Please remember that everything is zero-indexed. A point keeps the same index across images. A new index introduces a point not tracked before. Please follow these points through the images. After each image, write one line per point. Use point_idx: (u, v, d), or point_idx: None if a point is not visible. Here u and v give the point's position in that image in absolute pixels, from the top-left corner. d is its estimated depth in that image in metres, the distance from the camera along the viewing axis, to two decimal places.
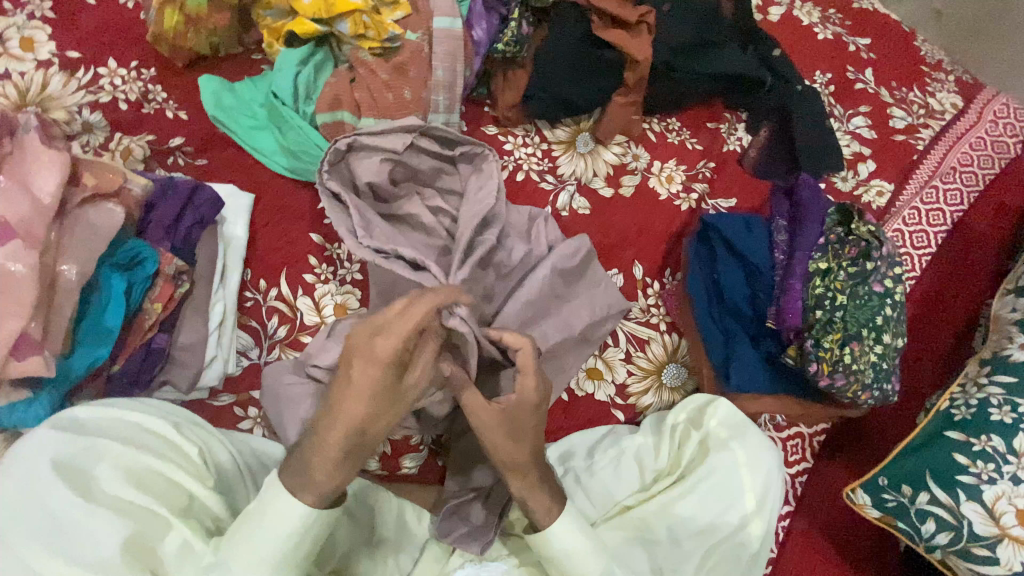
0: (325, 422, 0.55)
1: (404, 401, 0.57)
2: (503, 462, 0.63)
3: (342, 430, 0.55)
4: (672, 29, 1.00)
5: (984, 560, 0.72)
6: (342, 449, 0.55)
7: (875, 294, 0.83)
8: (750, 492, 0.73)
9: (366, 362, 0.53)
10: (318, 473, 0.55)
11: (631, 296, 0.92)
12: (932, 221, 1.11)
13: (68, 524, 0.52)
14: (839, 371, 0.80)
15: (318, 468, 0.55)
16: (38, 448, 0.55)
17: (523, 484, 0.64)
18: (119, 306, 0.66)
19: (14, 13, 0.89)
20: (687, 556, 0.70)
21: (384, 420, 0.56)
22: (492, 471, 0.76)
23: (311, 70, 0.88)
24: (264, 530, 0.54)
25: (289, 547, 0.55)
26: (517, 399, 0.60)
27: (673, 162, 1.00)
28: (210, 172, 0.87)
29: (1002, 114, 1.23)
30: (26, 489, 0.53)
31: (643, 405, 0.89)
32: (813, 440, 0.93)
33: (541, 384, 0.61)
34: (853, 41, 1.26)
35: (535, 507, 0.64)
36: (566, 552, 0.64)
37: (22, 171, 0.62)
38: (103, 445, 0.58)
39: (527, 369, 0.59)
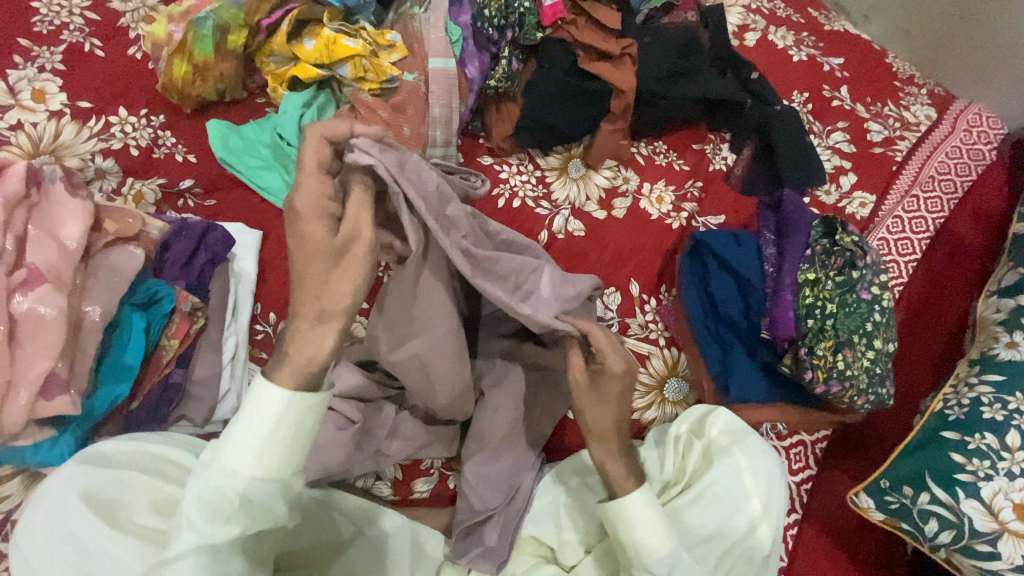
0: (299, 299, 0.54)
1: (353, 254, 0.54)
2: (587, 425, 0.69)
3: (327, 323, 0.54)
4: (654, 58, 1.06)
5: (987, 556, 0.73)
6: (311, 311, 0.54)
7: (863, 301, 0.86)
8: (756, 498, 0.75)
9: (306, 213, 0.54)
10: (297, 354, 0.53)
11: (629, 313, 0.95)
12: (916, 229, 1.15)
13: (93, 550, 0.53)
14: (834, 377, 0.83)
15: (295, 343, 0.53)
16: (64, 481, 0.57)
17: (601, 450, 0.69)
18: (139, 344, 0.69)
19: (27, 67, 0.93)
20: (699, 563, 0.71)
21: (343, 280, 0.54)
22: (502, 490, 0.78)
23: (314, 112, 0.94)
24: (245, 416, 0.51)
25: (273, 432, 0.51)
26: (603, 372, 0.68)
27: (662, 183, 1.05)
28: (219, 212, 0.92)
29: (976, 123, 1.28)
30: (53, 521, 0.54)
31: (648, 420, 0.92)
32: (816, 447, 0.95)
33: (625, 362, 0.68)
34: (827, 61, 1.33)
35: (613, 475, 0.69)
36: (644, 532, 0.65)
37: (48, 219, 0.65)
38: (128, 478, 0.59)
39: (607, 347, 0.67)
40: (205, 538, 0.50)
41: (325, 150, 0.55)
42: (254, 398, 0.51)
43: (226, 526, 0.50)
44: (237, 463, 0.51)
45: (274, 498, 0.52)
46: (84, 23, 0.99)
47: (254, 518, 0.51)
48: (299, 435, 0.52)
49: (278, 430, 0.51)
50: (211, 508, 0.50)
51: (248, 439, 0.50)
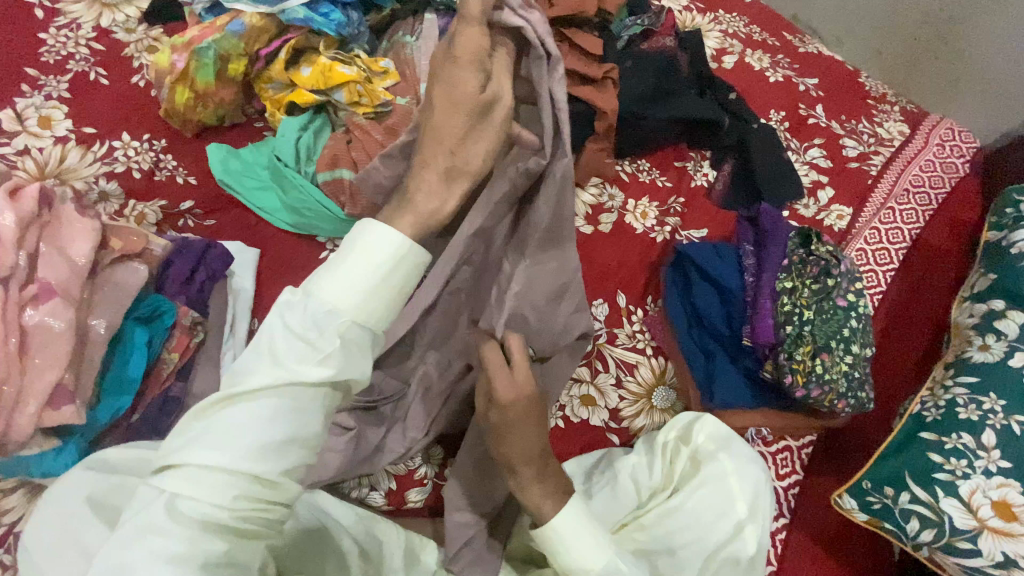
0: (432, 146, 0.63)
1: (487, 128, 0.63)
2: (508, 453, 0.66)
3: (455, 172, 0.64)
4: (636, 81, 1.12)
5: (967, 553, 0.75)
6: (439, 166, 0.63)
7: (839, 308, 0.90)
8: (741, 500, 0.77)
9: (444, 91, 0.63)
10: (421, 202, 0.62)
11: (616, 324, 0.98)
12: (893, 239, 1.20)
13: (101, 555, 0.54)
14: (813, 381, 0.85)
15: (421, 194, 0.63)
16: (73, 488, 0.59)
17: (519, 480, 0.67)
18: (142, 357, 0.72)
19: (33, 95, 0.98)
20: (685, 564, 0.74)
21: (472, 143, 0.63)
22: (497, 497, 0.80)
23: (310, 134, 0.98)
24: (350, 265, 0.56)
25: (380, 278, 0.56)
26: (520, 392, 0.66)
27: (646, 199, 1.09)
28: (218, 232, 0.95)
29: (947, 137, 1.34)
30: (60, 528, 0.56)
31: (637, 428, 0.94)
32: (802, 452, 0.97)
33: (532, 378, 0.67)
34: (802, 81, 1.39)
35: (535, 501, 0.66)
36: (574, 553, 0.65)
37: (58, 237, 0.68)
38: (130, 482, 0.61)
39: (516, 364, 0.67)
40: (295, 372, 0.51)
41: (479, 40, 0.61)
42: (372, 239, 0.57)
43: (320, 364, 0.52)
44: (340, 296, 0.55)
45: (364, 341, 0.56)
46: (89, 53, 1.04)
47: (348, 362, 0.54)
48: (404, 284, 0.58)
49: (384, 277, 0.57)
50: (311, 336, 0.53)
51: (359, 277, 0.55)
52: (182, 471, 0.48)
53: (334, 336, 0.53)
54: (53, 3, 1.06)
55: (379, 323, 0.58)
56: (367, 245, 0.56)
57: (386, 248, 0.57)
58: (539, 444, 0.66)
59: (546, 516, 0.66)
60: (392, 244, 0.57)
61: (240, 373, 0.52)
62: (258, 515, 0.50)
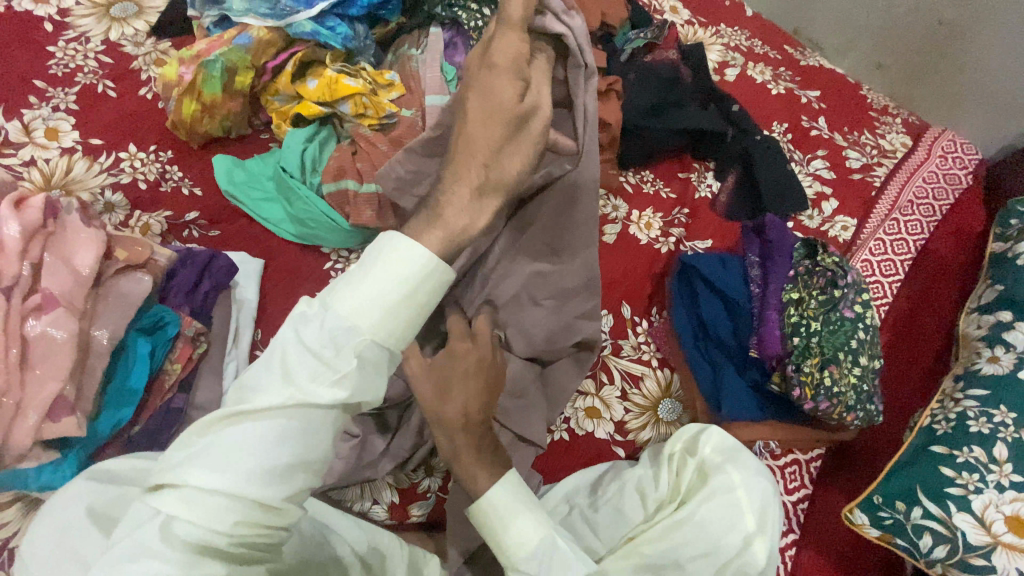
0: (469, 158, 0.67)
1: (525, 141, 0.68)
2: (434, 420, 0.65)
3: (492, 186, 0.67)
4: (639, 94, 1.12)
5: (982, 570, 0.73)
6: (477, 179, 0.67)
7: (847, 320, 0.89)
8: (750, 513, 0.75)
9: (481, 98, 0.68)
10: (452, 217, 0.65)
11: (621, 335, 0.98)
12: (898, 250, 1.19)
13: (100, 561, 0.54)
14: (822, 394, 0.84)
15: (451, 209, 0.65)
16: (71, 500, 0.58)
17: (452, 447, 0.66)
18: (144, 368, 0.71)
19: (41, 107, 0.99)
20: None
21: (512, 155, 0.68)
22: None
23: (316, 146, 0.98)
24: (373, 281, 0.56)
25: (404, 295, 0.57)
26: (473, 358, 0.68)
27: (650, 210, 1.09)
28: (222, 242, 0.95)
29: (951, 149, 1.34)
30: (57, 540, 0.55)
31: (643, 440, 0.93)
32: (810, 466, 0.96)
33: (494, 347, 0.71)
34: (804, 94, 1.40)
35: (464, 474, 0.66)
36: (511, 530, 0.63)
37: (63, 246, 0.68)
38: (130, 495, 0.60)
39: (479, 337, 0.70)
40: (304, 394, 0.52)
41: (514, 45, 0.69)
42: (400, 253, 0.58)
43: (330, 386, 0.53)
44: (359, 313, 0.55)
45: (381, 360, 0.57)
46: (97, 66, 1.05)
47: (360, 384, 0.55)
48: (427, 306, 0.59)
49: (409, 295, 0.57)
50: (326, 355, 0.54)
51: (383, 293, 0.56)
52: (180, 492, 0.49)
53: (349, 356, 0.54)
54: (62, 16, 1.08)
55: (398, 346, 0.58)
56: (392, 263, 0.57)
57: (415, 267, 0.58)
58: (482, 409, 0.67)
59: (480, 488, 0.65)
60: (414, 264, 0.58)
61: (251, 393, 0.53)
62: (257, 537, 0.52)
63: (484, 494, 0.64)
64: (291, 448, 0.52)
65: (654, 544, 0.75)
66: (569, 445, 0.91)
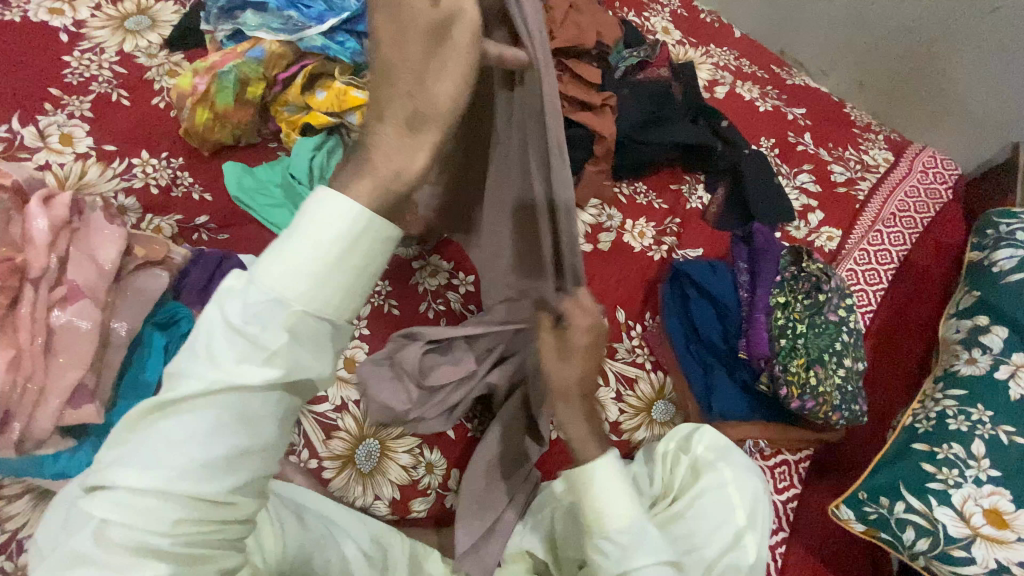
0: (386, 87, 0.49)
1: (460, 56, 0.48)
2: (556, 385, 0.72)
3: (426, 129, 0.49)
4: (633, 109, 1.18)
5: (961, 561, 0.76)
6: (401, 119, 0.49)
7: (831, 322, 0.93)
8: (741, 508, 0.78)
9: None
10: (381, 163, 0.49)
11: (616, 339, 1.01)
12: (881, 260, 1.24)
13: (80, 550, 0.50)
14: (808, 393, 0.88)
15: (379, 152, 0.49)
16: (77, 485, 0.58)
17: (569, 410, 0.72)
18: (158, 361, 0.74)
19: (56, 113, 1.02)
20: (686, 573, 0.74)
21: (444, 74, 0.48)
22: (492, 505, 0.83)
23: (324, 154, 1.02)
24: (292, 244, 0.45)
25: (336, 257, 0.46)
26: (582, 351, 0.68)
27: (643, 220, 1.14)
28: (230, 245, 0.98)
29: (931, 164, 1.40)
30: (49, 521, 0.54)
31: (637, 440, 0.96)
32: (798, 465, 0.99)
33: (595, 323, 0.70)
34: (790, 111, 1.46)
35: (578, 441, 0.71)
36: (604, 485, 0.69)
37: (87, 242, 0.71)
38: None
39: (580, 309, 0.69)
40: (233, 376, 0.43)
41: None
42: (325, 208, 0.46)
43: (262, 366, 0.44)
44: (286, 282, 0.45)
45: (321, 333, 0.47)
46: (111, 75, 1.08)
47: (301, 359, 0.45)
48: (365, 271, 0.48)
49: (337, 257, 0.46)
50: (253, 331, 0.44)
51: (305, 259, 0.45)
52: (112, 495, 0.42)
53: (279, 332, 0.44)
54: (78, 28, 1.11)
55: (346, 315, 0.48)
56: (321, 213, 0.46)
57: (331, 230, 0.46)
58: (575, 378, 0.70)
59: (585, 455, 0.73)
60: (348, 217, 0.46)
61: (176, 379, 0.45)
62: (210, 536, 0.44)
63: (591, 464, 0.72)
64: (229, 435, 0.43)
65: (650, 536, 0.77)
66: (565, 445, 0.95)
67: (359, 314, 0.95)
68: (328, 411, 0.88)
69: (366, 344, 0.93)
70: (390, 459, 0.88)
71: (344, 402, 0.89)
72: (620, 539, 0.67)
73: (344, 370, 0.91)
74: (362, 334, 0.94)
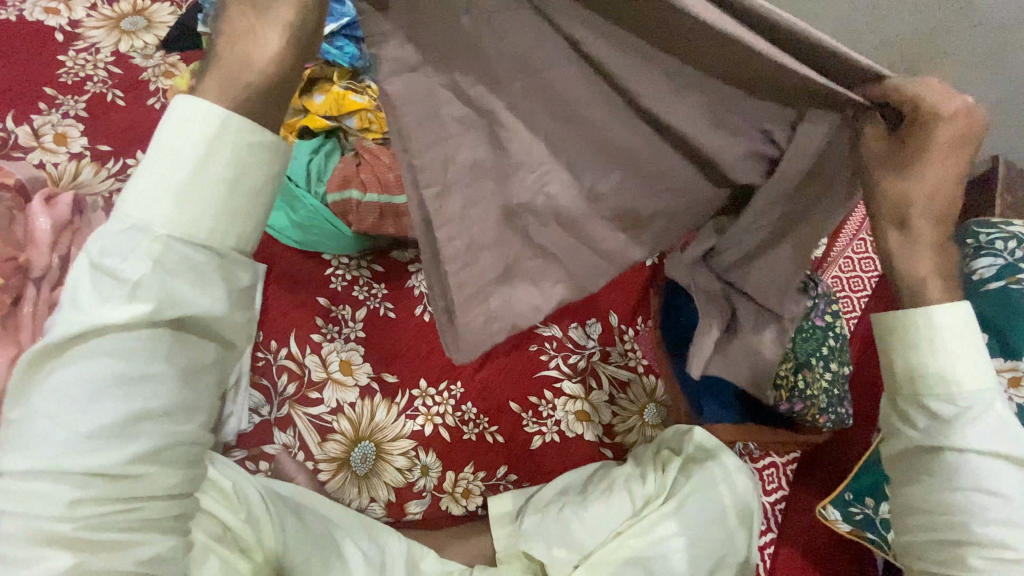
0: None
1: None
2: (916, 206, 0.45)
3: (247, 58, 0.38)
4: None
5: None
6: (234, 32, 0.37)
7: (819, 327, 0.94)
8: (732, 506, 0.81)
9: None
10: (217, 79, 0.38)
11: (609, 342, 1.03)
12: (865, 268, 1.28)
13: None
14: (796, 397, 0.90)
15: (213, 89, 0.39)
16: None
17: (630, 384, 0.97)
18: None
19: (51, 113, 1.02)
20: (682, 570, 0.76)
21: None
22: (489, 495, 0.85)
23: (322, 157, 1.00)
24: (160, 148, 0.38)
25: (194, 176, 0.39)
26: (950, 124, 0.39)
27: None
28: None
29: None
30: None
31: (630, 442, 0.97)
32: (786, 468, 1.02)
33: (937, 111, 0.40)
34: None
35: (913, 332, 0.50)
36: (989, 456, 0.49)
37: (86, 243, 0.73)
38: None
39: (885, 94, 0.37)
40: (96, 317, 0.37)
41: None
42: (176, 120, 0.38)
43: (123, 302, 0.37)
44: (148, 207, 0.38)
45: (193, 262, 0.39)
46: (107, 75, 1.08)
47: (170, 282, 0.38)
48: (236, 188, 0.40)
49: (196, 178, 0.39)
50: (111, 272, 0.37)
51: (163, 173, 0.38)
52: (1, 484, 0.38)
53: (139, 263, 0.37)
54: (73, 27, 1.11)
55: (231, 241, 0.41)
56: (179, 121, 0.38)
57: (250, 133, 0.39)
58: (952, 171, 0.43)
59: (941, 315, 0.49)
60: (220, 121, 0.38)
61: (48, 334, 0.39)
62: (117, 514, 0.39)
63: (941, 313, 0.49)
64: (118, 398, 0.38)
65: (642, 533, 0.79)
66: (558, 445, 0.95)
67: (355, 316, 0.95)
68: (323, 413, 0.88)
69: (361, 347, 0.94)
70: (386, 461, 0.88)
71: (338, 404, 0.89)
72: (960, 403, 0.50)
73: (338, 373, 0.91)
74: (358, 336, 0.94)
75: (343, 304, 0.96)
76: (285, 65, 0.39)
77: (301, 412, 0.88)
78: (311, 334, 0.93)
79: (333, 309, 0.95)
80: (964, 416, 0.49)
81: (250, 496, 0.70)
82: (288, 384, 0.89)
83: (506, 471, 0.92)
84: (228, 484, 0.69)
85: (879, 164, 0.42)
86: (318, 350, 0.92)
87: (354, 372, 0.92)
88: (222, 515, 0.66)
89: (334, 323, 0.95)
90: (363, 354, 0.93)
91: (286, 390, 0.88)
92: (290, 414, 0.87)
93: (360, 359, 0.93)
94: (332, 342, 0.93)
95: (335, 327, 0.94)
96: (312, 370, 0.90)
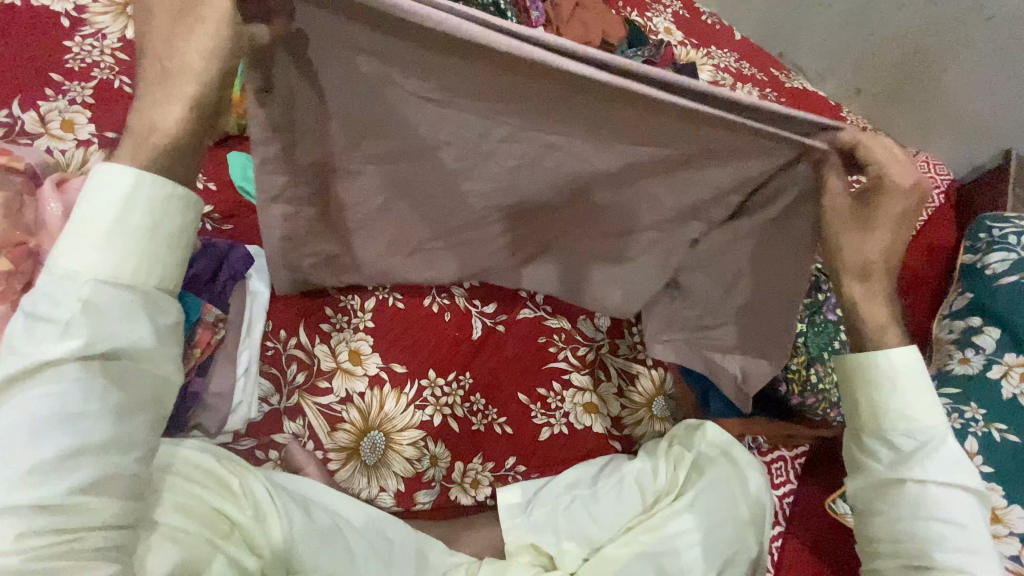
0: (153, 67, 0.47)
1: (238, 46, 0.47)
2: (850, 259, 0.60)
3: (169, 91, 0.47)
4: None
5: None
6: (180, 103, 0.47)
7: (830, 322, 0.93)
8: (744, 502, 0.81)
9: None
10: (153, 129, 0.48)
11: (618, 335, 1.02)
12: None
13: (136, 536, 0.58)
14: (808, 391, 0.89)
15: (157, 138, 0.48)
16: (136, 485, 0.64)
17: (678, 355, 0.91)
18: None
19: (57, 99, 1.01)
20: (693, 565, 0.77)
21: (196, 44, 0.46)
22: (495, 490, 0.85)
23: None
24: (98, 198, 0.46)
25: (123, 219, 0.47)
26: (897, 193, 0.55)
27: None
28: (235, 236, 0.98)
29: (923, 169, 1.44)
30: None
31: (639, 435, 0.97)
32: (795, 462, 1.01)
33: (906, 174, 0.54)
34: None
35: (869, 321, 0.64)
36: (943, 466, 0.62)
37: None
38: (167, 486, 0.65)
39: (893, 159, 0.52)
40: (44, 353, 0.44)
41: None
42: (106, 184, 0.46)
43: (60, 341, 0.44)
44: (86, 257, 0.46)
45: (127, 302, 0.47)
46: (114, 62, 1.07)
47: (106, 327, 0.46)
48: (173, 236, 0.49)
49: (131, 218, 0.47)
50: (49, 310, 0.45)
51: (99, 218, 0.46)
52: None
53: (73, 303, 0.45)
54: (80, 12, 1.10)
55: (155, 281, 0.49)
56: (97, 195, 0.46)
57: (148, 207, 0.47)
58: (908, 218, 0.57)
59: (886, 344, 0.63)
60: (134, 186, 0.47)
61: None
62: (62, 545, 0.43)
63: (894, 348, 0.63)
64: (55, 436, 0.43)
65: (653, 529, 0.79)
66: (567, 438, 0.94)
67: (364, 306, 0.95)
68: (332, 403, 0.88)
69: (371, 338, 0.93)
70: (396, 452, 0.88)
71: (348, 394, 0.89)
72: (916, 437, 0.62)
73: (348, 363, 0.91)
74: (368, 327, 0.94)
75: (353, 294, 0.96)
76: (190, 130, 0.48)
77: (312, 403, 0.87)
78: (321, 324, 0.92)
79: (343, 299, 0.94)
80: (919, 450, 0.62)
81: (231, 480, 0.70)
82: (297, 374, 0.89)
83: (515, 463, 0.92)
84: (201, 465, 0.70)
85: (839, 215, 0.58)
86: (327, 340, 0.91)
87: (364, 363, 0.91)
88: (194, 496, 0.67)
89: (344, 313, 0.94)
90: (374, 345, 0.93)
91: (295, 379, 0.88)
92: (300, 404, 0.87)
93: (369, 349, 0.93)
94: (341, 332, 0.92)
95: (345, 317, 0.93)
96: (321, 359, 0.90)
